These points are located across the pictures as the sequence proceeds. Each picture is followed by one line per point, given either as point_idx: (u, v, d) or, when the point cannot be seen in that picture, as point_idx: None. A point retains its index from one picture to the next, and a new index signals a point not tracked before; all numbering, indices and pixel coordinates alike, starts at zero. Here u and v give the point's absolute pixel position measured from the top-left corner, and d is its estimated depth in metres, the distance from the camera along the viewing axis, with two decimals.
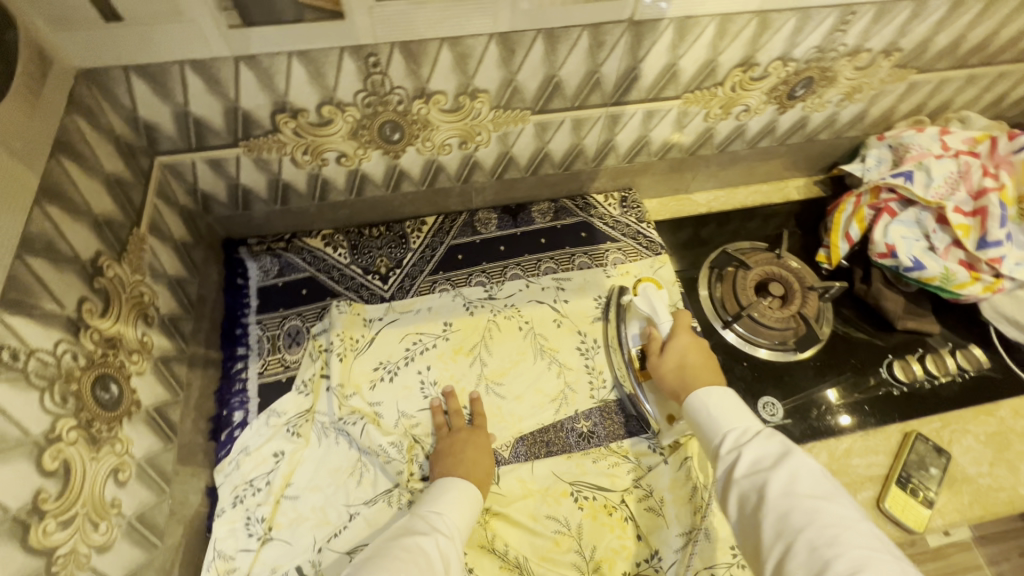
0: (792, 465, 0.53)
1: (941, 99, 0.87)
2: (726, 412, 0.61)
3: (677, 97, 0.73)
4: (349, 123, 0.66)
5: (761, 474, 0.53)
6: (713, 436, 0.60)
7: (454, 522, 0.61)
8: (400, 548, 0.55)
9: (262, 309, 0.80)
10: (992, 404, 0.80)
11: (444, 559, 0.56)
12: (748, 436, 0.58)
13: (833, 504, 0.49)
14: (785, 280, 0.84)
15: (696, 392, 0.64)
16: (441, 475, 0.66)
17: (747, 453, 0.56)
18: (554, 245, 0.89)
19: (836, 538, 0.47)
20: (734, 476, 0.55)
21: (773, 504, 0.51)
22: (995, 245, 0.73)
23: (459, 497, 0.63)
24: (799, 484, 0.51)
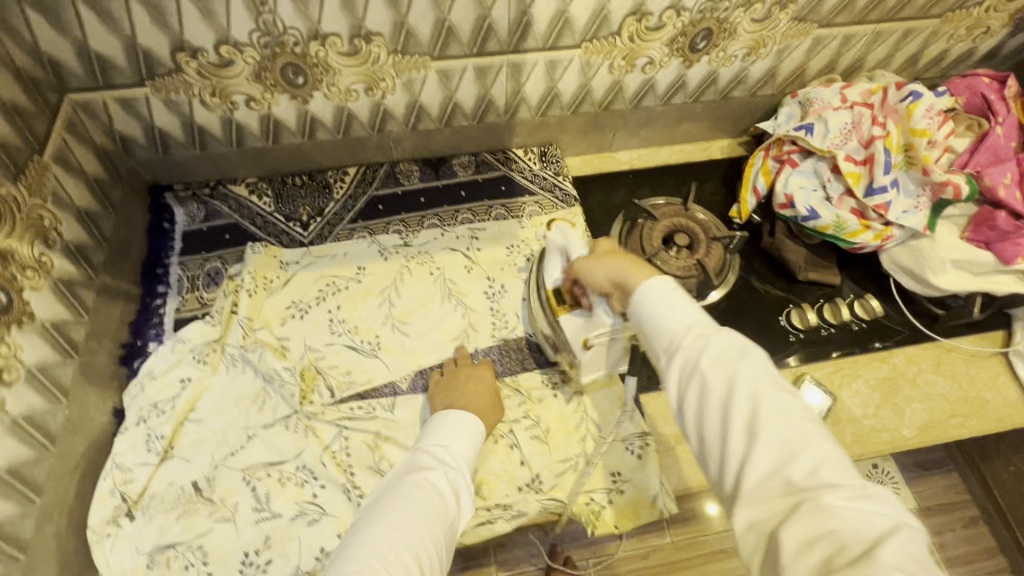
0: (758, 360, 0.47)
1: (853, 56, 0.88)
2: (684, 302, 0.52)
3: (576, 46, 0.76)
4: (250, 64, 0.69)
5: (730, 366, 0.46)
6: (669, 328, 0.51)
7: (460, 452, 0.62)
8: (407, 485, 0.56)
9: (185, 251, 0.84)
10: (886, 351, 0.82)
11: (454, 489, 0.58)
12: (712, 328, 0.50)
13: (796, 399, 0.45)
14: (689, 230, 0.85)
15: (650, 285, 0.53)
16: (445, 411, 0.67)
17: (714, 344, 0.48)
18: (473, 197, 0.92)
19: (802, 435, 0.43)
20: (699, 368, 0.47)
21: (743, 398, 0.45)
22: (881, 192, 0.75)
23: (462, 430, 0.64)
24: (767, 377, 0.46)
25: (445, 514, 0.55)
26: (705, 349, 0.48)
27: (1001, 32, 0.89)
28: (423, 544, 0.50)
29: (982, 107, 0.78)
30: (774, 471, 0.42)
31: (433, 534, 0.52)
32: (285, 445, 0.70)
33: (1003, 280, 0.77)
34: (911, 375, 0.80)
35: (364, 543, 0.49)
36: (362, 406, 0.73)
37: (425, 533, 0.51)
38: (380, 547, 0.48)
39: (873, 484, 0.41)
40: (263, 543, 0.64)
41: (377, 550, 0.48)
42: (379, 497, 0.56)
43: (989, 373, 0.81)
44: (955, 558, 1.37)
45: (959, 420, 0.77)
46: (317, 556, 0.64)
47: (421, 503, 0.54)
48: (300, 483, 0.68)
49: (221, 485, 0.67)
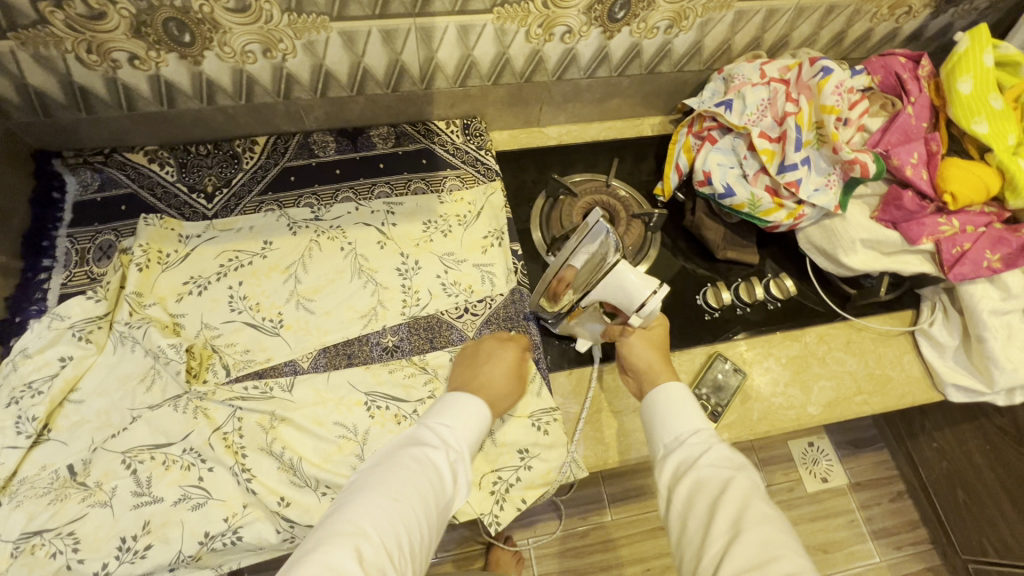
0: (752, 475, 0.55)
1: (777, 32, 0.87)
2: (695, 411, 0.61)
3: (487, 11, 0.72)
4: (126, 17, 0.64)
5: (724, 470, 0.54)
6: (676, 426, 0.60)
7: (465, 435, 0.61)
8: (410, 458, 0.56)
9: (75, 222, 0.78)
10: (799, 330, 0.83)
11: (454, 472, 0.58)
12: (715, 438, 0.58)
13: (783, 518, 0.51)
14: (610, 207, 0.87)
15: (672, 385, 0.64)
16: (453, 391, 0.66)
17: (715, 450, 0.56)
18: (391, 170, 0.88)
19: (780, 541, 0.48)
20: (698, 464, 0.55)
21: (731, 496, 0.52)
22: (792, 168, 0.74)
23: (468, 412, 0.63)
24: (756, 489, 0.53)
25: (438, 496, 0.55)
26: (705, 451, 0.57)
27: (923, 13, 0.88)
28: (416, 521, 0.51)
29: (895, 86, 0.79)
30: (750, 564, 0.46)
31: (425, 515, 0.53)
32: (172, 427, 0.66)
33: (911, 259, 0.78)
34: (821, 354, 0.81)
35: (362, 506, 0.50)
36: (257, 386, 0.69)
37: (417, 508, 0.52)
38: (377, 516, 0.49)
39: None
40: (141, 529, 0.61)
41: (375, 516, 0.49)
42: (379, 460, 0.57)
43: (896, 351, 0.82)
44: (881, 530, 1.42)
45: (863, 397, 0.78)
46: (201, 540, 0.62)
47: (418, 480, 0.54)
48: (186, 467, 0.65)
49: (98, 469, 0.63)
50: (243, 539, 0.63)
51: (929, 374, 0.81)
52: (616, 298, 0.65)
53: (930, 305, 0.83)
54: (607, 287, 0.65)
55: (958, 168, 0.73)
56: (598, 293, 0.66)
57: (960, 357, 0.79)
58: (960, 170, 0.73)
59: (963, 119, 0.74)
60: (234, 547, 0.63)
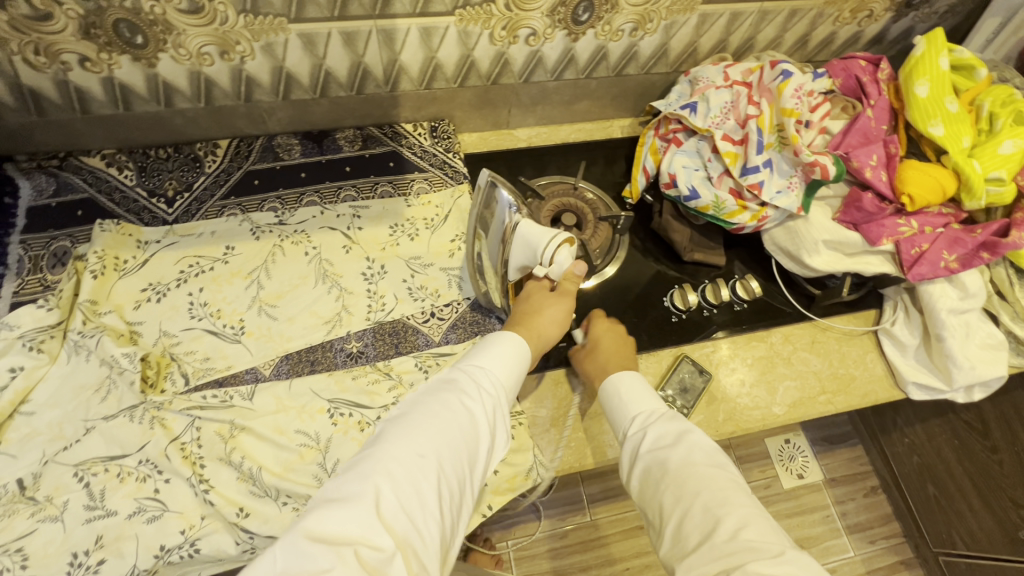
0: (690, 440, 0.58)
1: (742, 35, 0.88)
2: (635, 394, 0.66)
3: (449, 13, 0.72)
4: (74, 18, 0.62)
5: (663, 449, 0.58)
6: (621, 418, 0.65)
7: (497, 378, 0.60)
8: (438, 406, 0.55)
9: (28, 228, 0.76)
10: (764, 331, 0.83)
11: (487, 418, 0.57)
12: (653, 419, 0.62)
13: (723, 473, 0.55)
14: (577, 210, 0.87)
15: (612, 377, 0.68)
16: (493, 334, 0.66)
17: (652, 432, 0.60)
18: (358, 173, 0.87)
19: (720, 500, 0.52)
20: (640, 453, 0.60)
21: (671, 472, 0.56)
22: (754, 171, 0.75)
23: (504, 360, 0.62)
24: (695, 454, 0.57)
25: (471, 445, 0.54)
26: (646, 432, 0.61)
27: (884, 16, 0.90)
28: (443, 473, 0.50)
29: (855, 89, 0.80)
30: (701, 533, 0.50)
31: (457, 466, 0.52)
32: (128, 438, 0.65)
33: (872, 260, 0.79)
34: (786, 354, 0.82)
35: (387, 456, 0.49)
36: (217, 395, 0.68)
37: (446, 459, 0.51)
38: (396, 470, 0.48)
39: (792, 550, 0.47)
40: (94, 543, 0.60)
41: (392, 471, 0.48)
42: (404, 409, 0.56)
43: (860, 350, 0.84)
44: (855, 525, 1.44)
45: (826, 397, 0.79)
46: (156, 554, 0.60)
47: (449, 430, 0.53)
48: (142, 479, 0.63)
49: (49, 483, 0.62)
50: (201, 551, 0.61)
51: (891, 373, 0.82)
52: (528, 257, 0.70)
53: (892, 304, 0.85)
54: (515, 246, 0.71)
55: (915, 170, 0.75)
56: (513, 259, 0.71)
57: (921, 355, 0.81)
58: (917, 172, 0.74)
59: (919, 122, 0.75)
60: (192, 560, 0.62)
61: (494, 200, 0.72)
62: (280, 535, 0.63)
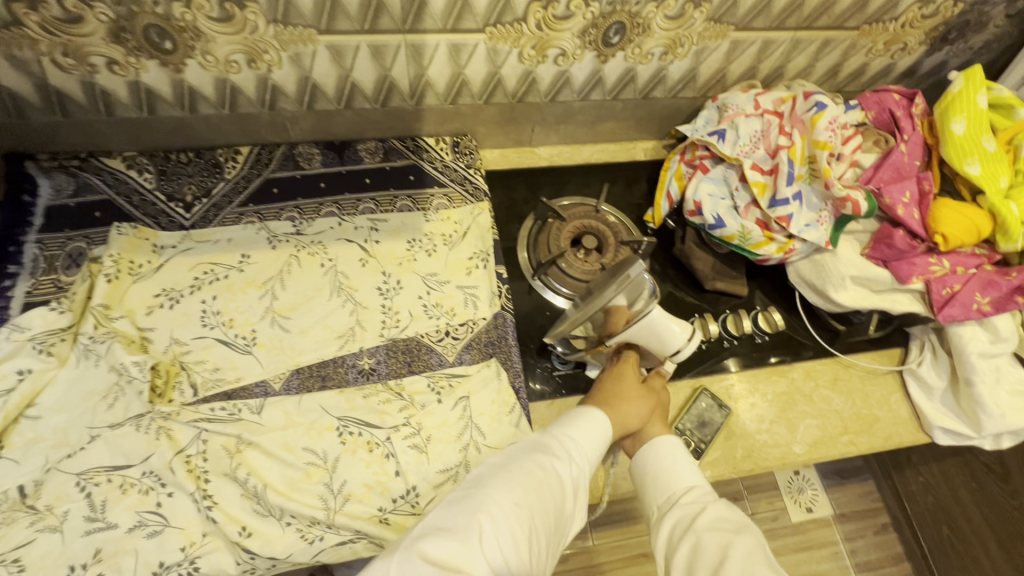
0: (751, 538, 0.56)
1: (773, 63, 0.87)
2: (689, 470, 0.65)
3: (479, 30, 0.71)
4: (105, 22, 0.62)
5: (723, 534, 0.56)
6: (672, 487, 0.64)
7: (586, 450, 0.62)
8: (534, 462, 0.58)
9: (46, 228, 0.76)
10: (785, 366, 0.81)
11: (573, 482, 0.59)
12: (711, 499, 0.61)
13: None
14: (598, 232, 0.84)
15: (665, 440, 0.68)
16: (583, 405, 0.68)
17: (712, 511, 0.59)
18: (378, 185, 0.86)
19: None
20: (695, 525, 0.58)
21: (730, 558, 0.53)
22: (783, 203, 0.73)
23: (594, 430, 0.64)
24: (759, 555, 0.54)
25: (557, 508, 0.56)
26: (702, 510, 0.59)
27: (918, 50, 0.89)
28: (535, 529, 0.53)
29: (888, 123, 0.78)
30: None
31: (545, 522, 0.54)
32: (133, 448, 0.63)
33: (899, 298, 0.77)
34: (808, 391, 0.80)
35: (491, 495, 0.53)
36: (226, 407, 0.67)
37: (538, 513, 0.54)
38: (497, 512, 0.51)
39: None
40: (92, 557, 0.58)
41: (494, 512, 0.51)
42: (504, 456, 0.59)
43: (883, 391, 0.81)
44: (864, 563, 1.40)
45: (849, 437, 0.77)
46: (154, 571, 0.58)
47: (542, 488, 0.56)
48: (145, 491, 0.62)
49: (50, 492, 0.60)
50: (200, 570, 0.59)
51: (917, 416, 0.79)
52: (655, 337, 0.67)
53: (918, 344, 0.83)
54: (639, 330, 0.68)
55: (949, 209, 0.73)
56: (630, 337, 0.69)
57: (948, 399, 0.78)
58: (951, 211, 0.73)
59: (955, 160, 0.74)
60: None
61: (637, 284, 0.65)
62: (282, 557, 0.61)
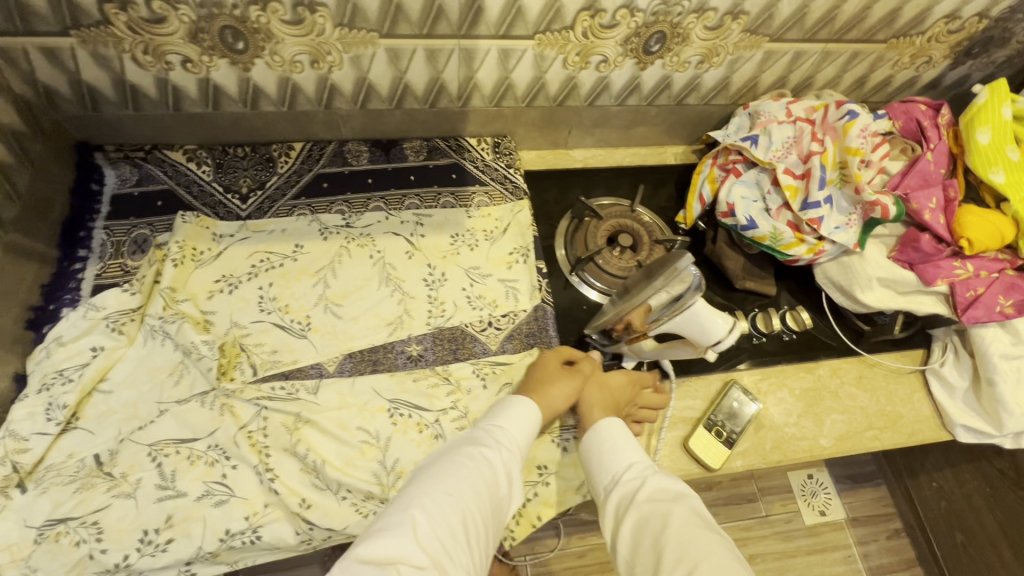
0: (690, 503, 0.57)
1: (803, 73, 0.90)
2: (627, 444, 0.65)
3: (529, 37, 0.75)
4: (185, 23, 0.66)
5: (664, 505, 0.57)
6: (612, 467, 0.63)
7: (517, 434, 0.63)
8: (466, 453, 0.58)
9: (112, 215, 0.80)
10: (812, 363, 0.84)
11: (511, 467, 0.60)
12: (649, 472, 0.62)
13: (724, 540, 0.53)
14: (633, 231, 0.88)
15: (603, 422, 0.67)
16: (513, 392, 0.69)
17: (651, 485, 0.60)
18: (422, 182, 0.90)
19: (725, 567, 0.50)
20: (637, 501, 0.58)
21: (672, 527, 0.54)
22: (815, 206, 0.77)
23: (527, 413, 0.65)
24: (698, 519, 0.56)
25: (493, 494, 0.57)
26: (644, 484, 0.60)
27: (942, 63, 0.92)
28: (470, 515, 0.54)
29: (915, 132, 0.81)
30: None
31: (482, 509, 0.55)
32: (198, 422, 0.67)
33: (924, 300, 0.80)
34: (833, 388, 0.83)
35: (424, 491, 0.54)
36: (284, 386, 0.71)
37: (472, 502, 0.55)
38: (429, 506, 0.52)
39: None
40: (164, 522, 0.62)
41: (427, 506, 0.52)
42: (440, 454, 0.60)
43: (906, 389, 0.84)
44: (877, 567, 1.41)
45: (874, 433, 0.80)
46: (221, 537, 0.62)
47: (473, 477, 0.56)
48: (210, 463, 0.65)
49: (125, 460, 0.64)
50: (262, 538, 0.63)
51: (938, 414, 0.82)
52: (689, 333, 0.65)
53: (941, 345, 0.86)
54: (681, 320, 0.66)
55: (975, 216, 0.76)
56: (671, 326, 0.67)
57: (969, 399, 0.81)
58: (977, 218, 0.76)
59: (980, 169, 0.77)
60: (252, 546, 0.63)
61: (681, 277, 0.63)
62: (339, 528, 0.65)
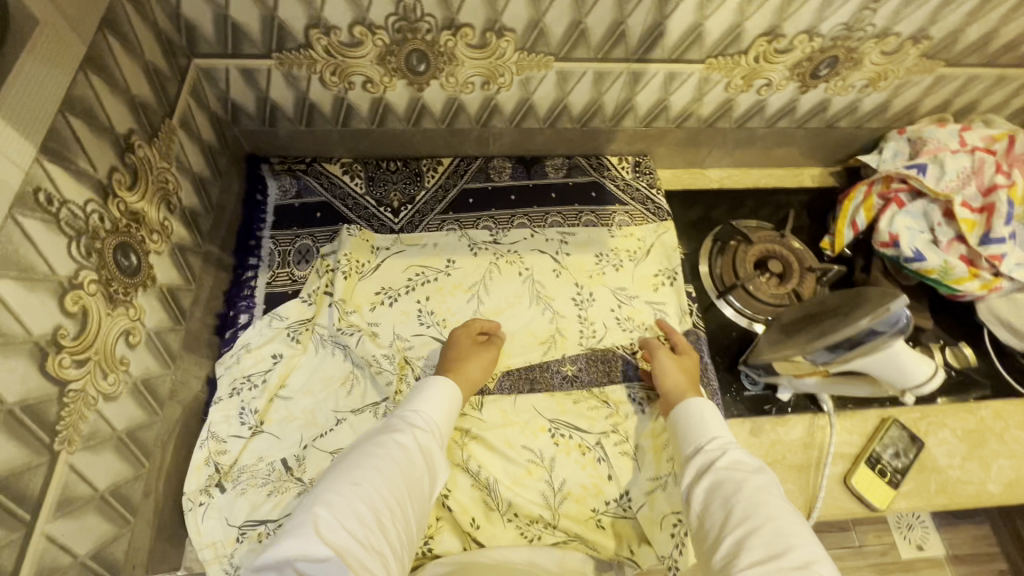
0: (771, 478, 0.57)
1: (969, 98, 0.86)
2: (716, 420, 0.64)
3: (700, 61, 0.75)
4: (379, 47, 0.68)
5: (742, 473, 0.57)
6: (696, 437, 0.63)
7: (431, 416, 0.63)
8: (377, 443, 0.57)
9: (277, 225, 0.82)
10: (974, 403, 0.80)
11: (424, 450, 0.59)
12: (733, 445, 0.61)
13: (798, 512, 0.53)
14: (784, 258, 0.86)
15: (690, 402, 0.67)
16: (429, 377, 0.68)
17: (732, 454, 0.59)
18: (564, 200, 0.90)
19: (791, 532, 0.50)
20: (713, 466, 0.58)
21: (746, 492, 0.54)
22: (998, 242, 0.74)
23: (438, 395, 0.65)
24: (774, 490, 0.55)
25: (408, 477, 0.55)
26: (725, 454, 0.60)
27: None
28: (382, 502, 0.52)
29: None
30: (763, 555, 0.48)
31: (395, 495, 0.53)
32: None
33: None
34: (998, 430, 0.78)
35: (329, 486, 0.51)
36: None
37: (381, 488, 0.52)
38: (335, 496, 0.50)
39: None
40: None
41: (329, 499, 0.50)
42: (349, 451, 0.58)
43: None
44: None
45: None
46: None
47: (384, 463, 0.55)
48: None
49: (311, 466, 0.66)
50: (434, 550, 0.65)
51: None
52: (890, 374, 0.65)
53: None
54: (880, 363, 0.64)
55: None
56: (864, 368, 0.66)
57: None
58: None
59: None
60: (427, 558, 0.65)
61: (884, 322, 0.59)
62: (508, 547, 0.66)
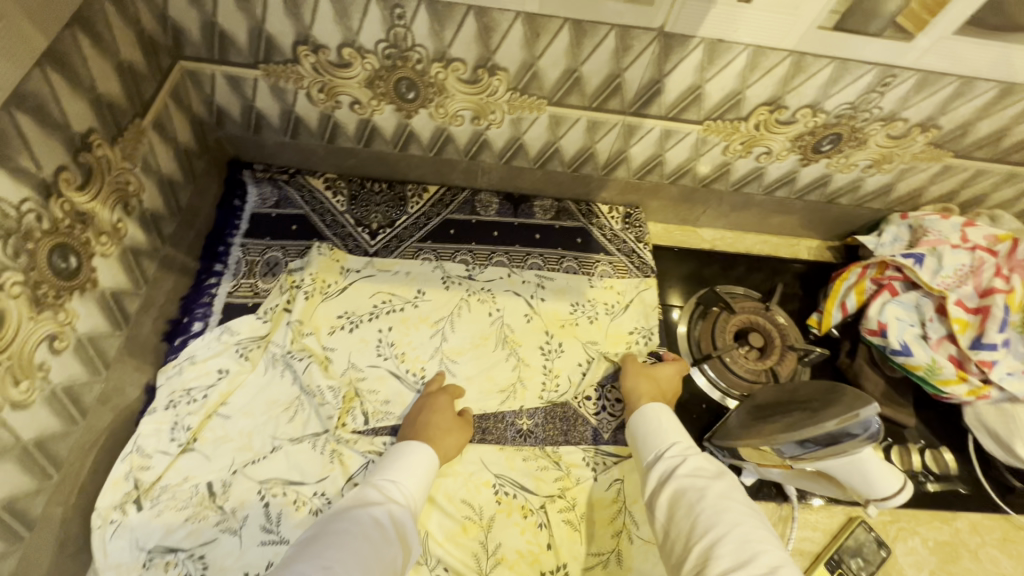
0: (730, 482, 0.59)
1: (977, 191, 0.82)
2: (672, 426, 0.66)
3: (698, 122, 0.72)
4: (367, 70, 0.67)
5: (702, 480, 0.59)
6: (657, 443, 0.65)
7: (408, 489, 0.61)
8: (347, 521, 0.53)
9: (250, 233, 0.80)
10: (950, 513, 0.75)
11: (397, 528, 0.56)
12: (691, 451, 0.64)
13: (756, 514, 0.56)
14: (766, 333, 0.83)
15: (648, 407, 0.68)
16: (401, 444, 0.65)
17: (693, 461, 0.61)
18: (547, 243, 0.87)
19: (755, 538, 0.52)
20: (676, 472, 0.60)
21: (709, 500, 0.56)
22: (989, 348, 0.70)
23: (413, 466, 0.63)
24: (734, 495, 0.57)
25: (379, 557, 0.52)
26: (685, 461, 0.61)
27: None
28: None
29: None
30: (732, 562, 0.50)
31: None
32: (309, 466, 0.66)
33: None
34: (973, 546, 0.73)
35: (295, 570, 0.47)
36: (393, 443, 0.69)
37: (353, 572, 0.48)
38: None
39: None
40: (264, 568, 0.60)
41: None
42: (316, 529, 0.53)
43: None
44: None
45: None
46: None
47: (355, 542, 0.51)
48: (314, 512, 0.63)
49: (236, 495, 0.63)
50: None
51: None
52: (855, 482, 0.62)
53: None
54: (844, 464, 0.61)
55: None
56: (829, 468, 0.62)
57: None
58: None
59: None
60: None
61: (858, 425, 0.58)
62: None
